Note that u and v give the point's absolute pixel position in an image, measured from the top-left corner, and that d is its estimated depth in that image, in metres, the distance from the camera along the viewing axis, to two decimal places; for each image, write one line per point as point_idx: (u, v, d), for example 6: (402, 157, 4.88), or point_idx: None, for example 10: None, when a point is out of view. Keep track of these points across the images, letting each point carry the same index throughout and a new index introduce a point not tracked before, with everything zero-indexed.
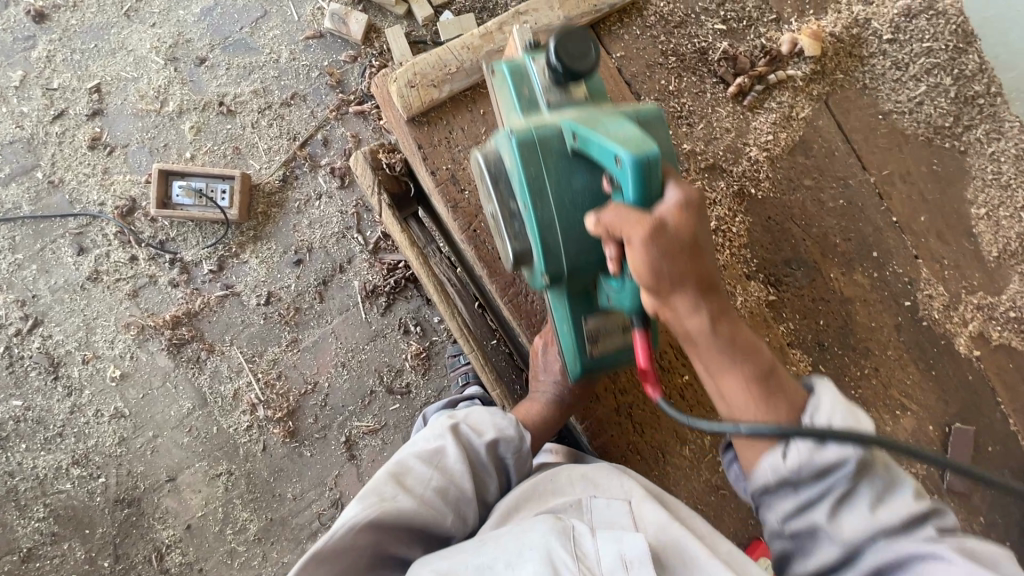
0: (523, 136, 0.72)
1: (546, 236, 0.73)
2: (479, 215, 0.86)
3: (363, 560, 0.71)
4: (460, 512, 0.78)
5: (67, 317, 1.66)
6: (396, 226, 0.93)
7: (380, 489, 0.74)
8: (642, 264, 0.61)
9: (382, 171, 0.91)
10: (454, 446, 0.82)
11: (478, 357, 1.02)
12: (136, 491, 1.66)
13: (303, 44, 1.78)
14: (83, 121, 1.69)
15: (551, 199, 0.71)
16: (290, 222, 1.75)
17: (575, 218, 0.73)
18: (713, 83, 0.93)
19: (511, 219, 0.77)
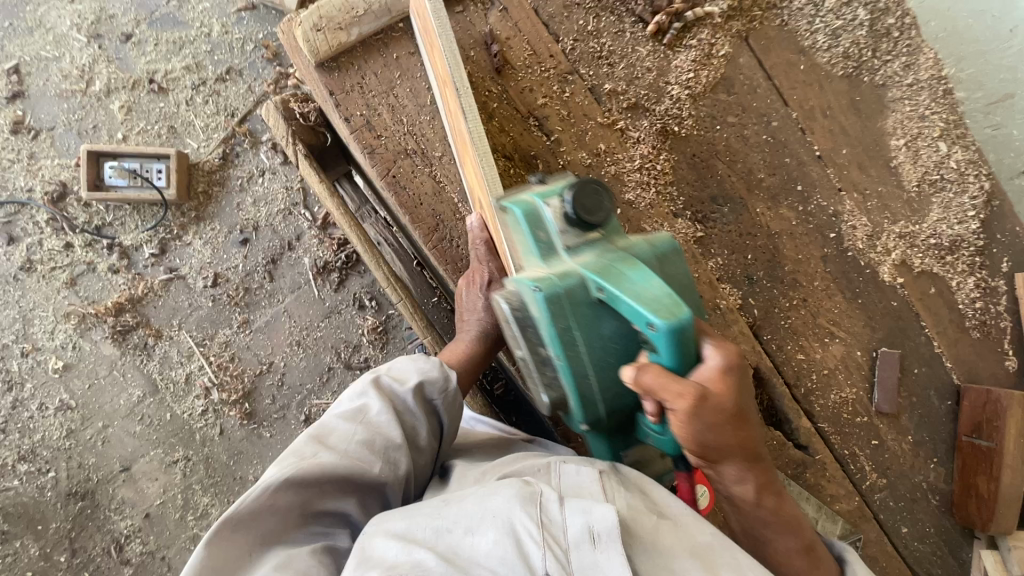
0: (550, 293, 0.64)
1: (582, 386, 0.69)
2: (398, 161, 0.84)
3: (291, 518, 0.70)
4: (390, 458, 0.78)
5: (3, 310, 1.60)
6: (313, 175, 0.94)
7: (298, 450, 0.74)
8: (694, 434, 0.61)
9: (296, 122, 0.91)
10: (377, 398, 0.81)
11: (407, 306, 1.03)
12: (89, 483, 1.62)
13: (235, 16, 1.72)
14: (4, 105, 1.61)
15: (585, 354, 0.67)
16: (233, 200, 1.71)
17: (608, 373, 0.69)
18: (631, 23, 0.93)
19: (544, 364, 0.72)
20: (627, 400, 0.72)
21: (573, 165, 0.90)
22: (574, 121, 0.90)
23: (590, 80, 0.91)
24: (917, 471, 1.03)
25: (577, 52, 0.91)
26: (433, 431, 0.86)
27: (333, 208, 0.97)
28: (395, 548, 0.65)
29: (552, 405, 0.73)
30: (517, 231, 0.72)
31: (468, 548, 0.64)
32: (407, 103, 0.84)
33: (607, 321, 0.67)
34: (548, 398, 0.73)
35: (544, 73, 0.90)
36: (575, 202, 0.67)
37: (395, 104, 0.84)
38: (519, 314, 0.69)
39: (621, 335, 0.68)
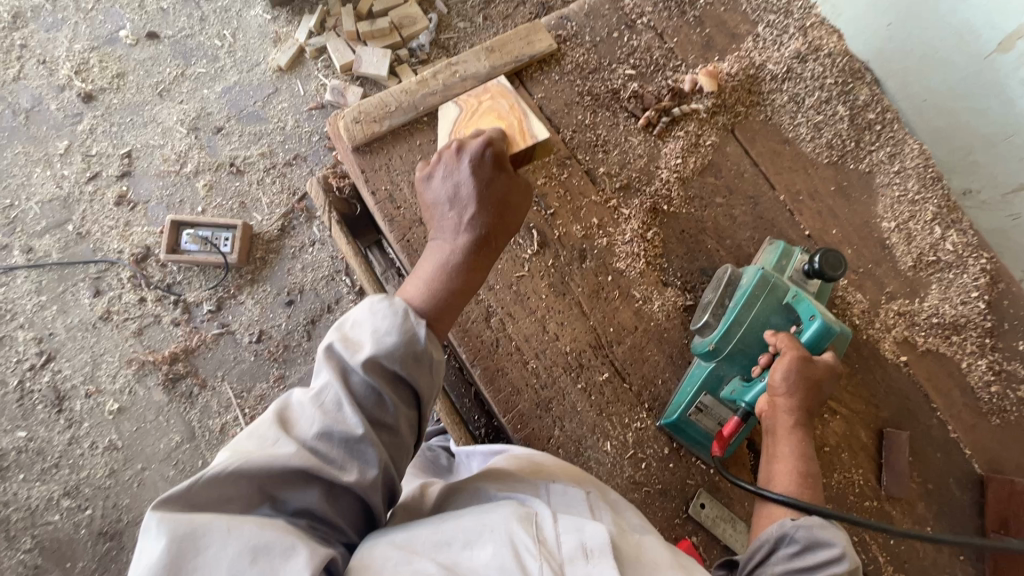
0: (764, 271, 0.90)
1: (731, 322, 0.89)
2: (413, 228, 0.96)
3: (246, 510, 0.65)
4: (352, 449, 0.69)
5: (78, 354, 1.80)
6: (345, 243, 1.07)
7: (256, 435, 0.68)
8: (780, 375, 0.82)
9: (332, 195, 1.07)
10: (334, 374, 0.71)
11: None
12: (118, 524, 1.70)
13: (307, 114, 2.04)
14: (113, 181, 1.93)
15: (750, 315, 0.88)
16: (284, 266, 1.91)
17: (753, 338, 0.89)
18: (625, 117, 1.06)
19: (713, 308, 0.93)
20: (742, 359, 0.90)
21: (568, 236, 1.00)
22: (570, 198, 1.01)
23: (586, 164, 1.04)
24: (942, 569, 0.95)
25: (576, 141, 1.04)
26: (407, 409, 0.75)
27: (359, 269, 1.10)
28: (395, 556, 0.65)
29: (704, 323, 0.92)
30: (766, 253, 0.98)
31: (467, 559, 0.66)
32: None
33: (779, 312, 0.89)
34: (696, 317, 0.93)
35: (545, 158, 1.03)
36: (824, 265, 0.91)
37: (416, 180, 0.98)
38: (729, 277, 0.93)
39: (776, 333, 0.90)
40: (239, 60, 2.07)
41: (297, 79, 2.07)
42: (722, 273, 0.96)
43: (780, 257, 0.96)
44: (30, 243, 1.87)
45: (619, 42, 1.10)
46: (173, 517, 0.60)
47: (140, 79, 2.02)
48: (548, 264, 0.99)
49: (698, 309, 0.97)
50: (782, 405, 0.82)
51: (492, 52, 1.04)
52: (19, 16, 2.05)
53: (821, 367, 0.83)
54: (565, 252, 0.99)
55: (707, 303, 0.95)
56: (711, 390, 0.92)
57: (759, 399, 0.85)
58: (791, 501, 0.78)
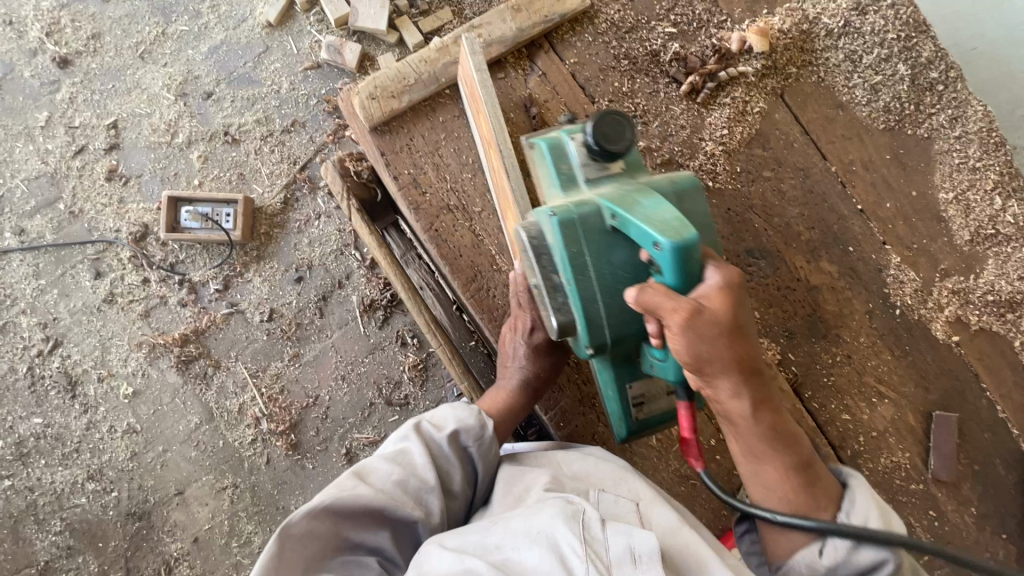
0: (567, 218, 0.77)
1: (591, 310, 0.78)
2: (441, 216, 0.95)
3: (327, 546, 0.77)
4: (422, 501, 0.84)
5: (85, 339, 1.75)
6: (364, 229, 1.05)
7: (342, 482, 0.83)
8: (684, 348, 0.70)
9: (350, 179, 1.06)
10: (415, 438, 0.89)
11: (444, 351, 1.10)
12: (146, 505, 1.72)
13: (302, 75, 1.90)
14: (101, 155, 1.81)
15: (593, 278, 0.78)
16: (291, 241, 1.84)
17: (616, 296, 0.79)
18: (666, 83, 0.97)
19: (556, 288, 0.83)
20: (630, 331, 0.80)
21: None
22: None
23: None
24: (985, 549, 0.94)
25: (613, 112, 0.95)
26: (468, 483, 0.91)
27: (381, 258, 1.09)
28: (450, 558, 0.72)
29: (564, 329, 0.82)
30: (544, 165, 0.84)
31: (517, 562, 0.71)
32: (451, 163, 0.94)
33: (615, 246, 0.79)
34: (558, 322, 0.83)
35: None
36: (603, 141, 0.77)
37: (439, 163, 0.95)
38: (538, 245, 0.81)
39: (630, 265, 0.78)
40: (224, 16, 1.90)
41: (288, 36, 1.91)
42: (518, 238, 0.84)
43: (558, 164, 0.83)
44: (20, 225, 1.78)
45: None
46: (280, 542, 0.73)
47: (117, 40, 1.86)
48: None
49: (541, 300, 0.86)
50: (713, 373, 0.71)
51: (518, 12, 0.95)
52: None
53: (706, 305, 0.69)
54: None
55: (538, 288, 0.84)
56: (633, 378, 0.88)
57: (683, 373, 0.76)
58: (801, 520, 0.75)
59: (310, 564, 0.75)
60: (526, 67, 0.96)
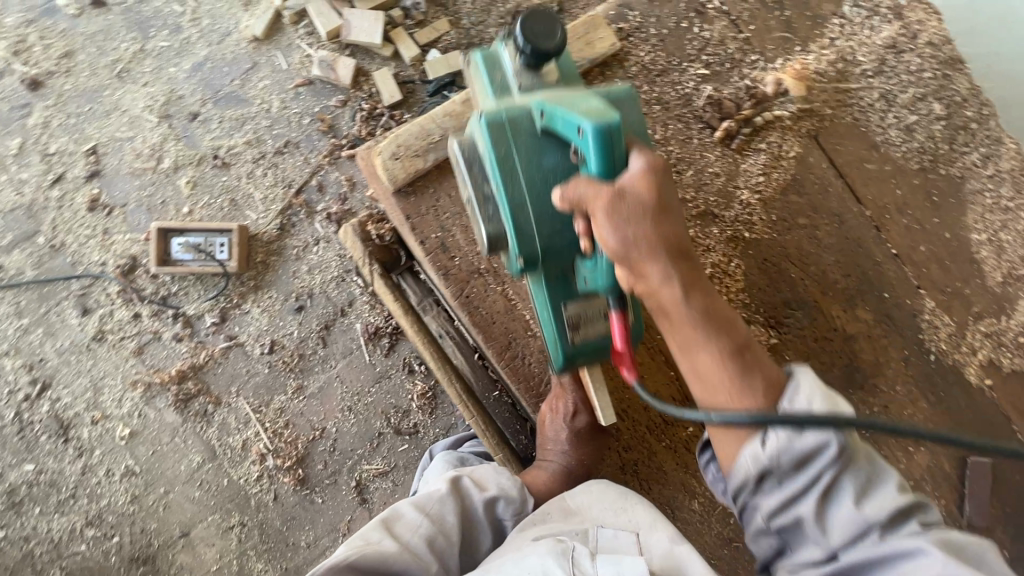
0: (496, 120, 0.81)
1: (519, 216, 0.81)
2: (471, 281, 0.98)
3: None
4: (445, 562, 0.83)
5: (75, 379, 1.67)
6: (388, 293, 1.08)
7: (368, 533, 0.81)
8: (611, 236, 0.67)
9: (374, 243, 1.08)
10: (449, 496, 0.88)
11: (477, 420, 1.06)
12: (150, 548, 1.66)
13: (293, 92, 1.80)
14: (82, 183, 1.71)
15: (522, 178, 0.81)
16: (289, 269, 1.77)
17: (546, 197, 0.81)
18: (699, 128, 0.98)
19: (487, 202, 0.86)
20: (565, 241, 0.82)
21: None
22: None
23: None
24: None
25: None
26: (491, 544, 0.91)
27: (407, 325, 1.08)
28: None
29: (494, 235, 0.83)
30: (479, 75, 0.91)
31: None
32: None
33: (545, 150, 0.81)
34: (488, 233, 0.85)
35: None
36: (526, 37, 0.81)
37: (467, 225, 0.99)
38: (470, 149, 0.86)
39: (560, 165, 0.81)
40: (206, 30, 1.80)
41: (277, 51, 1.81)
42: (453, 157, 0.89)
43: (489, 73, 0.90)
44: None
45: (688, 34, 1.01)
46: None
47: (92, 59, 1.75)
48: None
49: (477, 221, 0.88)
50: (646, 269, 0.67)
51: None
52: None
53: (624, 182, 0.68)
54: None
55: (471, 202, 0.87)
56: (569, 298, 0.86)
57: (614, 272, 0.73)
58: (745, 411, 0.64)
59: None
60: None
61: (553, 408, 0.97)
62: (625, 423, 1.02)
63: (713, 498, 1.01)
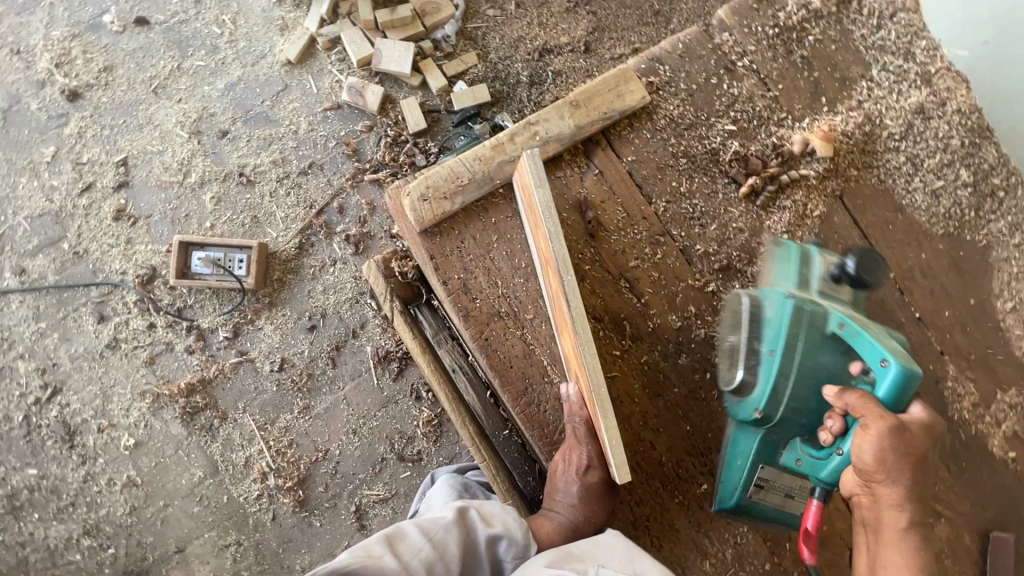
0: (804, 304, 0.86)
1: (779, 383, 0.86)
2: (491, 323, 0.98)
3: None
4: None
5: (87, 386, 1.68)
6: (406, 333, 1.08)
7: (371, 546, 0.82)
8: (872, 451, 0.74)
9: (395, 280, 1.08)
10: (456, 526, 0.87)
11: (489, 465, 1.05)
12: (144, 562, 1.65)
13: (321, 115, 1.84)
14: (110, 193, 1.75)
15: (796, 361, 0.85)
16: (304, 288, 1.78)
17: (808, 385, 0.85)
18: (724, 184, 1.01)
19: (749, 354, 0.91)
20: (799, 417, 0.87)
21: (664, 325, 1.00)
22: (665, 281, 1.00)
23: (681, 242, 1.00)
24: None
25: (670, 214, 1.00)
26: None
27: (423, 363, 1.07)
28: None
29: (743, 380, 0.90)
30: (787, 257, 0.92)
31: None
32: (503, 266, 0.98)
33: (829, 349, 0.85)
34: (741, 377, 0.91)
35: (636, 235, 1.00)
36: (858, 266, 0.84)
37: (490, 267, 0.98)
38: (753, 306, 0.92)
39: (833, 373, 0.85)
40: (242, 51, 1.85)
41: (309, 75, 1.86)
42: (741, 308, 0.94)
43: (803, 266, 0.90)
44: (23, 264, 1.71)
45: (717, 90, 1.02)
46: None
47: (131, 74, 1.80)
48: (640, 362, 0.99)
49: (725, 357, 0.96)
50: (882, 489, 0.75)
51: (578, 108, 1.00)
52: None
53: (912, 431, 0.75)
54: (658, 345, 0.99)
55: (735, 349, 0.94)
56: (768, 459, 0.91)
57: (843, 476, 0.80)
58: None
59: None
60: (583, 164, 1.01)
61: (566, 461, 0.95)
62: (638, 477, 0.99)
63: (725, 558, 0.99)
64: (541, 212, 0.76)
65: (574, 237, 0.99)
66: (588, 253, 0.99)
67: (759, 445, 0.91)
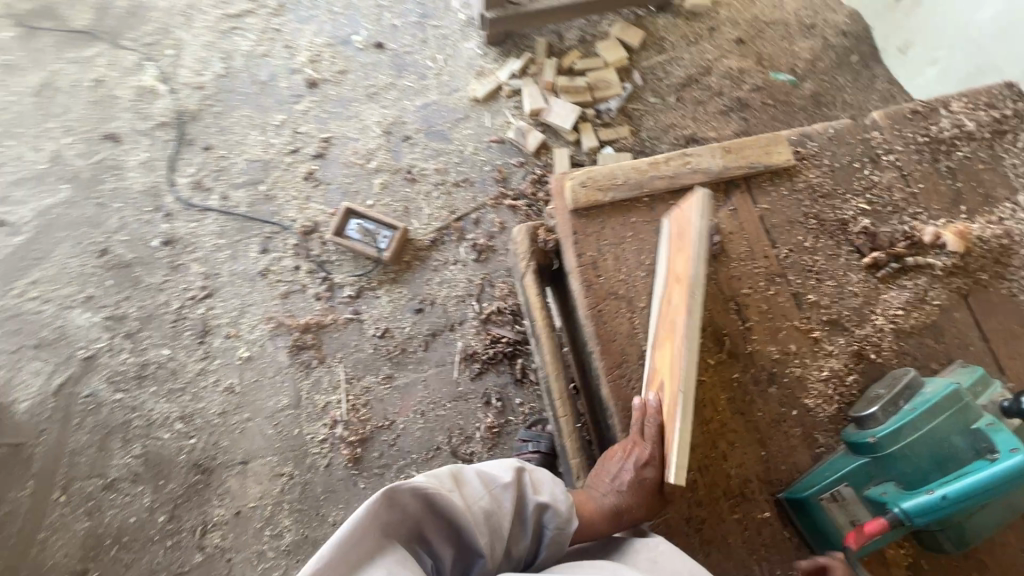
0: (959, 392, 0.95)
1: (901, 429, 0.97)
2: (605, 299, 1.11)
3: (402, 530, 0.88)
4: (495, 537, 0.95)
5: (232, 299, 1.99)
6: (532, 291, 1.24)
7: (443, 479, 0.94)
8: None
9: (536, 245, 1.24)
10: (513, 486, 0.99)
11: (568, 424, 1.21)
12: (213, 461, 1.83)
13: (486, 144, 2.18)
14: (308, 159, 2.16)
15: (927, 423, 0.95)
16: (425, 275, 2.02)
17: (927, 448, 0.95)
18: (849, 251, 1.16)
19: (885, 406, 1.02)
20: (903, 466, 0.97)
21: (762, 352, 1.12)
22: (774, 317, 1.13)
23: (797, 288, 1.14)
24: None
25: (791, 261, 1.15)
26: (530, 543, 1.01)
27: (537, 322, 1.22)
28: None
29: (871, 414, 1.02)
30: (964, 374, 1.02)
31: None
32: (630, 256, 1.13)
33: (965, 434, 0.93)
34: (869, 412, 1.03)
35: (755, 269, 1.15)
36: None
37: (618, 255, 1.13)
38: (911, 377, 1.02)
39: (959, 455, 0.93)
40: (443, 83, 2.27)
41: (488, 112, 2.23)
42: (902, 374, 1.05)
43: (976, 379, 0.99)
44: (227, 193, 2.11)
45: (859, 173, 1.20)
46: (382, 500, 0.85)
47: (357, 79, 2.27)
48: (731, 376, 1.12)
49: (863, 401, 1.08)
50: None
51: (729, 154, 1.18)
52: (281, 6, 2.37)
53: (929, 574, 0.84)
54: (751, 368, 1.12)
55: (878, 397, 1.05)
56: (855, 485, 1.01)
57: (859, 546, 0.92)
58: None
59: (386, 535, 0.85)
60: (722, 200, 1.18)
61: (625, 452, 1.05)
62: (705, 474, 1.09)
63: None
64: (694, 240, 0.94)
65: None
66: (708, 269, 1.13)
67: (855, 467, 1.01)
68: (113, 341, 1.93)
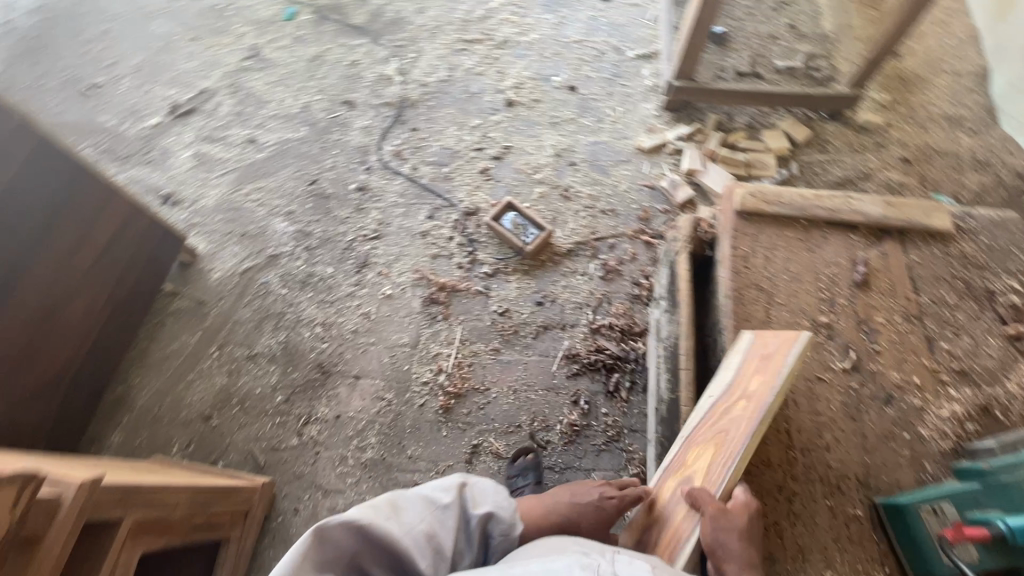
0: None
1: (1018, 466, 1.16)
2: (751, 285, 1.50)
3: (339, 567, 1.01)
4: (437, 562, 1.07)
5: (392, 246, 2.36)
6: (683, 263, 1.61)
7: (377, 508, 1.07)
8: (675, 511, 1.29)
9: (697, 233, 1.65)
10: (453, 504, 1.14)
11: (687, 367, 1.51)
12: (334, 367, 2.12)
13: (639, 187, 2.44)
14: (487, 158, 2.55)
15: None
16: (553, 276, 2.25)
17: None
18: (990, 317, 1.48)
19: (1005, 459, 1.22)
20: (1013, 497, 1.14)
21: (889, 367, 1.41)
22: (900, 340, 1.44)
23: (930, 328, 1.46)
24: None
25: (929, 307, 1.48)
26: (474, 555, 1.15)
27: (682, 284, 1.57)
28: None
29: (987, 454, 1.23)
30: None
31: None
32: (780, 260, 1.53)
33: None
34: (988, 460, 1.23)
35: (892, 302, 1.49)
36: None
37: (770, 256, 1.54)
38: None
39: None
40: (616, 129, 2.60)
41: (648, 161, 2.50)
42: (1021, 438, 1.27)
43: None
44: (417, 166, 2.55)
45: (1003, 262, 1.55)
46: (320, 533, 0.99)
47: (546, 109, 2.67)
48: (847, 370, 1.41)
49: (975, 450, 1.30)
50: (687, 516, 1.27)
51: (889, 207, 1.58)
52: (505, 43, 2.89)
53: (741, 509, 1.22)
54: (871, 374, 1.40)
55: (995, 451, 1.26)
56: (960, 507, 1.18)
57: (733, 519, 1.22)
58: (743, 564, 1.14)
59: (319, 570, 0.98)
60: (875, 243, 1.56)
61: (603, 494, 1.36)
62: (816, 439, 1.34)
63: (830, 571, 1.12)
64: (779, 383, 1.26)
65: (842, 278, 1.51)
66: (854, 288, 1.50)
67: (964, 492, 1.19)
68: (294, 249, 2.36)
